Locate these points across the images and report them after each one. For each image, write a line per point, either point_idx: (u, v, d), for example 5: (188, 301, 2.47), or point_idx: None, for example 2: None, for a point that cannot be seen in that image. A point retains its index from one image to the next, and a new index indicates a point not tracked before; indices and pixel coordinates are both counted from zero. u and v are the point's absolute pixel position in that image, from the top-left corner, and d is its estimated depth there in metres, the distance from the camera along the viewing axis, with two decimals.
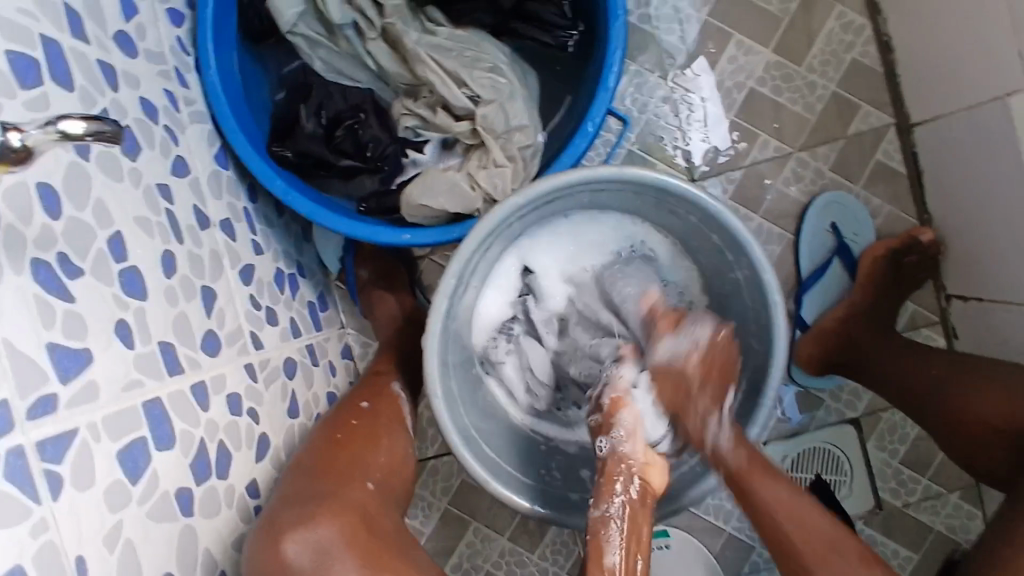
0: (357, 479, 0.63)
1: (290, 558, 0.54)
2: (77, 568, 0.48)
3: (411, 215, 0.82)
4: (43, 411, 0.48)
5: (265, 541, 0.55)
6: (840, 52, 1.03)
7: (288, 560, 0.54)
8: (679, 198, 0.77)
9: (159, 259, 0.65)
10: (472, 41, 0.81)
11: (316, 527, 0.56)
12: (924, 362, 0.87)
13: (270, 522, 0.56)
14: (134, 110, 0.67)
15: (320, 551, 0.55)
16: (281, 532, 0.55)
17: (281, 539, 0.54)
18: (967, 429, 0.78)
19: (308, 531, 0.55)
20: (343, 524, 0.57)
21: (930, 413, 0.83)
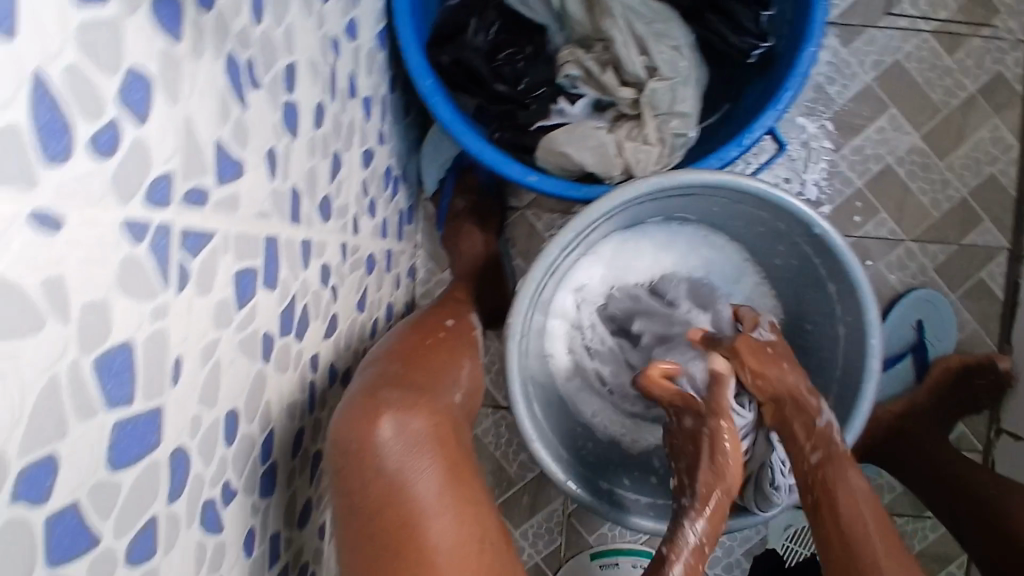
0: (445, 385, 0.60)
1: (383, 438, 0.49)
2: (172, 370, 0.44)
3: (544, 159, 0.80)
4: (194, 200, 0.45)
5: (358, 412, 0.50)
6: (983, 162, 1.02)
7: (378, 437, 0.49)
8: (810, 235, 0.76)
9: (314, 107, 0.64)
10: (663, 15, 0.79)
11: (413, 414, 0.51)
12: (972, 474, 0.87)
13: (366, 394, 0.52)
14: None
15: (413, 439, 0.50)
16: (379, 406, 0.50)
17: (378, 414, 0.50)
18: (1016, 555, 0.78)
19: (406, 415, 0.51)
20: (437, 421, 0.53)
21: (970, 528, 0.84)
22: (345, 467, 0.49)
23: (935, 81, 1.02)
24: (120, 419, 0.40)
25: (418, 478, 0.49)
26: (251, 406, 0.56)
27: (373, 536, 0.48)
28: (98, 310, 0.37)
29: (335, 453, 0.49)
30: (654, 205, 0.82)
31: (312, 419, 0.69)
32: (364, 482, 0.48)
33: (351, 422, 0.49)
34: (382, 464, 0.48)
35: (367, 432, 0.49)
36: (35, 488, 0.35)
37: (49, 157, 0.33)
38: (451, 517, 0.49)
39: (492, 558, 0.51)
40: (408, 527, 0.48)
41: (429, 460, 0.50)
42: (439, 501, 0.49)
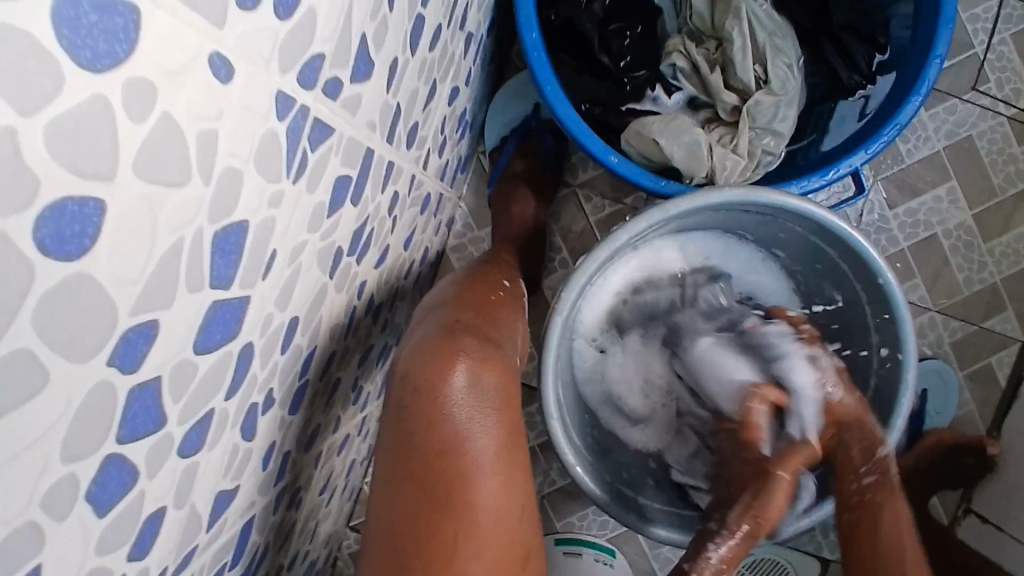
0: (511, 344, 0.61)
1: (455, 385, 0.51)
2: (267, 261, 0.41)
3: (629, 142, 0.78)
4: (330, 91, 0.42)
5: (438, 353, 0.52)
6: (1022, 254, 1.03)
7: (452, 383, 0.51)
8: (869, 283, 0.76)
9: (433, 29, 0.61)
10: (783, 31, 0.77)
11: (486, 369, 0.53)
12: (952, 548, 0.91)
13: (448, 337, 0.53)
14: None
15: (482, 393, 0.52)
16: (458, 352, 0.52)
17: (456, 359, 0.52)
18: None
19: (480, 369, 0.53)
20: (504, 380, 0.55)
21: None
22: (412, 403, 0.51)
23: (1000, 165, 1.02)
24: (217, 301, 0.37)
25: (479, 432, 0.51)
26: (309, 319, 0.53)
27: (423, 473, 0.49)
28: (232, 178, 0.34)
29: (407, 386, 0.51)
30: (724, 217, 0.80)
31: (344, 345, 0.67)
32: (428, 421, 0.50)
33: (431, 362, 0.51)
34: (450, 409, 0.50)
35: (443, 374, 0.51)
36: (130, 356, 0.31)
37: (242, 1, 0.30)
38: (500, 475, 0.51)
39: (523, 525, 0.53)
40: (461, 476, 0.49)
41: (492, 417, 0.52)
42: (493, 457, 0.51)
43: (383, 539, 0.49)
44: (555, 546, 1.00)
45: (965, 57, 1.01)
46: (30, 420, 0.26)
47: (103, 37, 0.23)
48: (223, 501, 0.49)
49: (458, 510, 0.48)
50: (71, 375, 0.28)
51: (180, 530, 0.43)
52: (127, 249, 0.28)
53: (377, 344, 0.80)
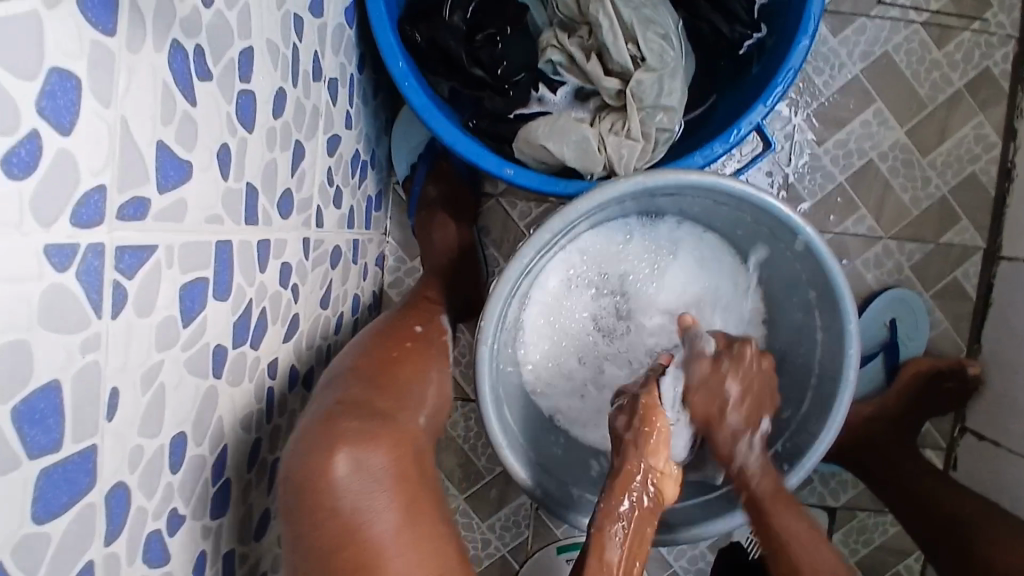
0: (410, 407, 0.60)
1: (339, 475, 0.50)
2: (108, 401, 0.40)
3: (522, 152, 0.76)
4: (132, 213, 0.40)
5: (317, 448, 0.51)
6: (964, 160, 0.99)
7: (336, 473, 0.50)
8: (791, 236, 0.73)
9: (274, 95, 0.58)
10: (652, 0, 0.74)
11: (371, 450, 0.52)
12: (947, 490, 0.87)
13: (326, 425, 0.53)
14: None
15: (372, 474, 0.51)
16: (337, 441, 0.51)
17: (336, 451, 0.51)
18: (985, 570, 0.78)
19: (364, 450, 0.52)
20: (398, 452, 0.54)
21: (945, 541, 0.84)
22: (302, 501, 0.50)
23: (923, 75, 0.98)
24: (46, 467, 0.35)
25: (374, 517, 0.50)
26: (200, 426, 0.52)
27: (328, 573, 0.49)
28: (16, 350, 0.32)
29: (292, 485, 0.50)
30: (633, 203, 0.77)
31: (269, 428, 0.65)
32: (320, 522, 0.49)
33: (309, 460, 0.50)
34: (337, 503, 0.50)
35: (323, 471, 0.50)
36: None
37: None
38: (410, 551, 0.51)
39: None
40: (361, 562, 0.49)
41: (386, 496, 0.51)
42: (394, 536, 0.50)
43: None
44: (558, 555, 0.99)
45: None
46: None
47: None
48: None
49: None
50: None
51: None
52: None
53: None
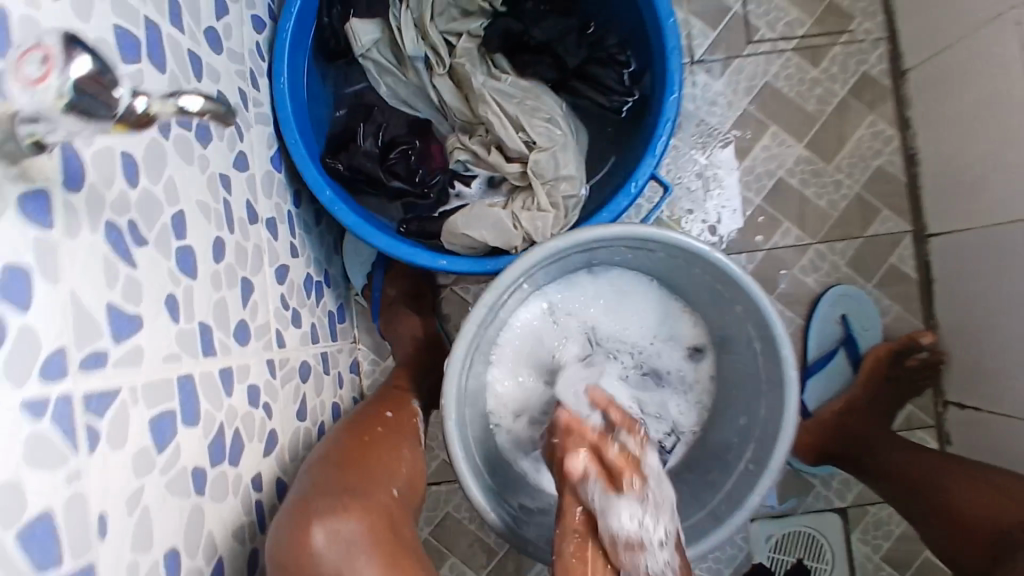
0: (382, 484, 0.64)
1: (318, 545, 0.53)
2: (95, 527, 0.47)
3: (451, 242, 0.85)
4: (94, 365, 0.48)
5: (293, 528, 0.53)
6: (868, 157, 1.07)
7: (314, 542, 0.52)
8: (706, 264, 0.80)
9: (211, 245, 0.68)
10: (533, 91, 0.86)
11: (343, 513, 0.55)
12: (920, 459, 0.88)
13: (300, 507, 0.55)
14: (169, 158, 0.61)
15: (348, 538, 0.54)
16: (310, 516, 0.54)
17: (314, 522, 0.54)
18: (971, 535, 0.79)
19: (337, 520, 0.55)
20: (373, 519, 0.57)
21: (918, 503, 0.86)
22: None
23: (807, 93, 1.08)
24: None
25: None
26: (192, 541, 0.59)
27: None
28: (5, 493, 0.40)
29: (276, 568, 0.53)
30: (559, 264, 0.87)
31: (264, 538, 0.72)
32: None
33: (290, 535, 0.53)
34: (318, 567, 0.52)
35: (304, 546, 0.52)
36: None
37: None
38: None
39: None
40: None
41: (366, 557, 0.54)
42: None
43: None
44: None
45: (727, 20, 1.08)
46: None
47: None
48: None
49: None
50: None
51: None
52: None
53: None
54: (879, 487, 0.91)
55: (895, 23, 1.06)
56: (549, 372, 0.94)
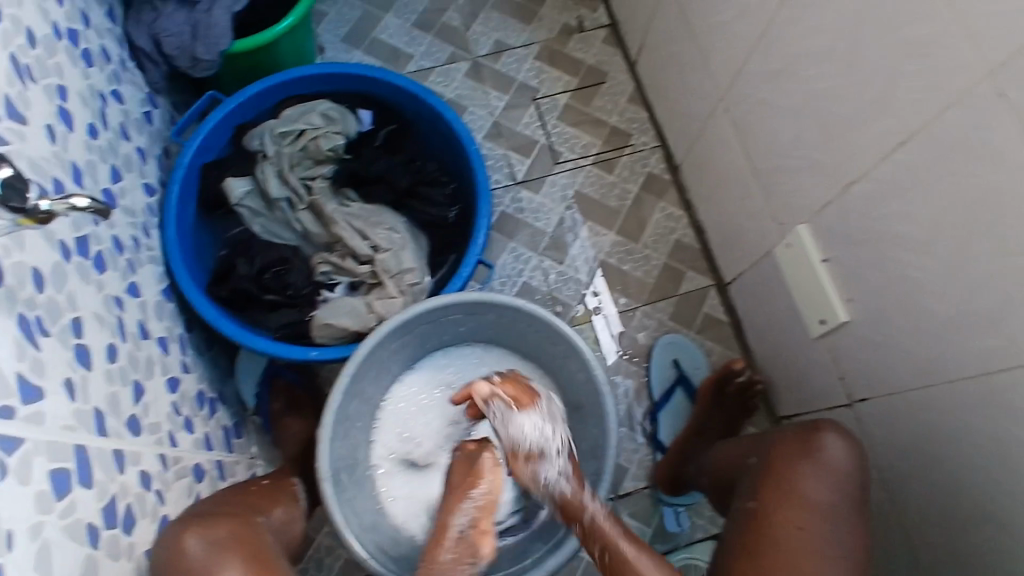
0: (258, 514, 0.74)
1: (189, 545, 0.63)
2: (5, 537, 0.60)
3: (319, 334, 1.02)
4: (5, 415, 0.64)
5: (171, 536, 0.63)
6: (667, 234, 1.34)
7: (188, 543, 0.63)
8: (525, 315, 0.99)
9: (107, 347, 0.83)
10: (376, 211, 1.09)
11: (217, 523, 0.66)
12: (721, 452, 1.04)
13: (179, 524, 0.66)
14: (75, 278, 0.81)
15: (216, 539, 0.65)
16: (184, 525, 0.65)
17: (188, 530, 0.64)
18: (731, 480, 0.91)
19: (208, 528, 0.65)
20: (240, 531, 0.68)
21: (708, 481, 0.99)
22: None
23: (609, 193, 1.36)
24: None
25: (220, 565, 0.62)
26: None
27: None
28: None
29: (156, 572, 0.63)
30: (414, 342, 1.04)
31: None
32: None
33: (167, 543, 0.63)
34: (188, 563, 0.62)
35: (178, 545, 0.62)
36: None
37: None
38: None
39: None
40: None
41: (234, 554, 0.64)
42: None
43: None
44: None
45: (537, 149, 1.39)
46: None
47: None
48: None
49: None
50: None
51: None
52: None
53: None
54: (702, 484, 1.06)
55: (662, 135, 1.40)
56: (427, 443, 1.06)
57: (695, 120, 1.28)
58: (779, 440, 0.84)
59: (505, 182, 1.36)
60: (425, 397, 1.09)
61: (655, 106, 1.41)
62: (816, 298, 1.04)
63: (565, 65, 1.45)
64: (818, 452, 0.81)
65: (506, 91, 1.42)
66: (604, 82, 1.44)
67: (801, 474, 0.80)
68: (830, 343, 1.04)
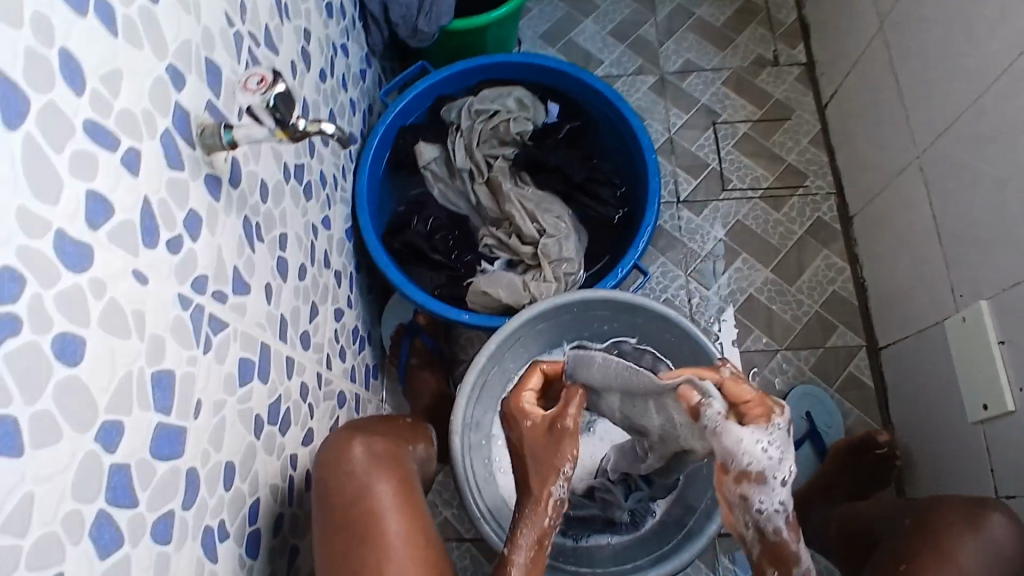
0: (407, 443, 0.80)
1: (355, 454, 0.69)
2: (195, 406, 0.65)
3: (474, 301, 1.09)
4: (219, 299, 0.70)
5: (337, 443, 0.71)
6: (825, 283, 1.29)
7: (353, 451, 0.69)
8: (674, 327, 1.00)
9: (298, 266, 0.92)
10: (545, 198, 1.13)
11: (376, 442, 0.73)
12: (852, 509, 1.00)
13: (346, 432, 0.72)
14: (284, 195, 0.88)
15: (378, 456, 0.70)
16: (352, 436, 0.71)
17: (352, 441, 0.71)
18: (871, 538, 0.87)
19: (372, 443, 0.71)
20: (395, 455, 0.73)
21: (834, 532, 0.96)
22: (326, 475, 0.68)
23: (772, 230, 1.34)
24: (161, 421, 0.59)
25: (379, 481, 0.68)
26: (245, 468, 0.74)
27: (342, 528, 0.64)
28: (158, 342, 0.59)
29: (320, 468, 0.69)
30: (558, 330, 1.08)
31: (292, 508, 0.85)
32: (334, 486, 0.67)
33: (334, 446, 0.70)
34: (352, 470, 0.68)
35: (342, 453, 0.69)
36: (109, 439, 0.53)
37: (147, 243, 0.59)
38: (399, 508, 0.66)
39: (432, 546, 0.66)
40: (371, 511, 0.65)
41: (391, 473, 0.69)
42: (391, 499, 0.67)
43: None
44: None
45: (707, 173, 1.38)
46: (47, 460, 0.47)
47: (72, 259, 0.50)
48: None
49: (371, 540, 0.63)
50: (65, 442, 0.48)
51: None
52: (98, 365, 0.52)
53: None
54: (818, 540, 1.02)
55: (840, 182, 1.35)
56: None
57: (882, 171, 1.22)
58: (944, 506, 0.79)
59: (668, 199, 1.37)
60: None
61: (839, 151, 1.36)
62: (981, 381, 0.97)
63: (752, 95, 1.44)
64: (978, 526, 0.75)
65: (686, 111, 1.43)
66: (788, 118, 1.42)
67: (950, 540, 0.75)
68: (987, 433, 0.97)
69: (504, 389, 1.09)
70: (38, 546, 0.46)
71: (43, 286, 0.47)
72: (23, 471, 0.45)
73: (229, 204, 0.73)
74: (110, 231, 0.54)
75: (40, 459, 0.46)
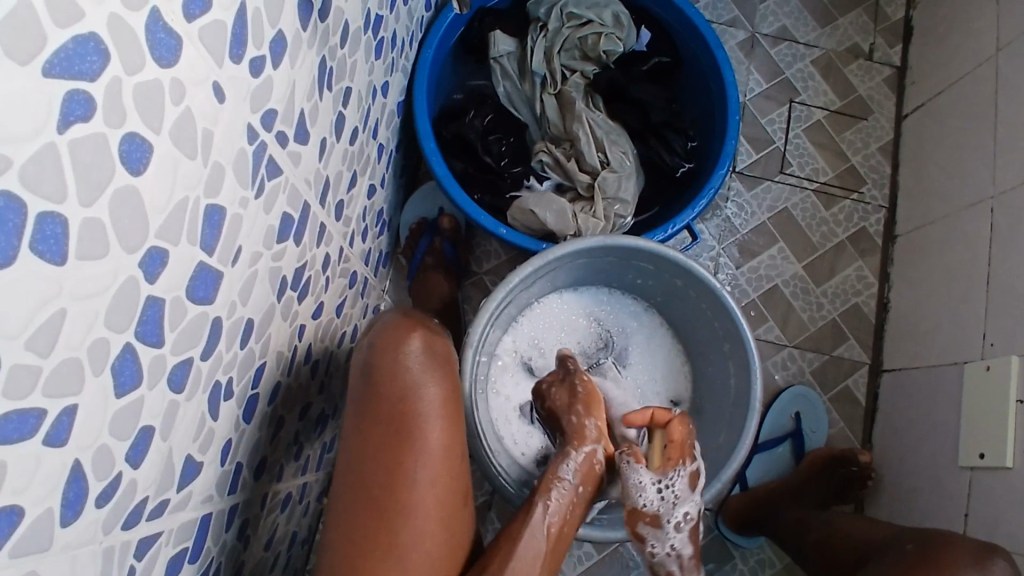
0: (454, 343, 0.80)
1: (412, 349, 0.69)
2: (235, 252, 0.58)
3: (514, 215, 1.03)
4: (280, 141, 0.62)
5: (397, 330, 0.70)
6: (850, 293, 1.28)
7: (412, 345, 0.69)
8: (714, 300, 0.96)
9: (352, 129, 0.83)
10: (615, 129, 1.06)
11: (434, 340, 0.72)
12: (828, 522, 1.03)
13: (407, 322, 0.72)
14: (358, 46, 0.78)
15: (434, 357, 0.70)
16: (414, 330, 0.70)
17: (412, 333, 0.70)
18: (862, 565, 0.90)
19: (431, 343, 0.71)
20: (448, 357, 0.73)
21: (809, 546, 1.01)
22: (379, 360, 0.68)
23: (815, 227, 1.30)
24: (204, 260, 0.53)
25: (430, 384, 0.68)
26: (261, 330, 0.68)
27: (383, 418, 0.65)
28: (219, 172, 0.52)
29: (374, 352, 0.68)
30: (592, 268, 1.03)
31: (289, 380, 0.80)
32: (386, 374, 0.67)
33: (395, 335, 0.69)
34: (407, 364, 0.68)
35: (400, 343, 0.69)
36: (151, 267, 0.46)
37: (232, 57, 0.50)
38: (442, 418, 0.67)
39: (462, 463, 0.68)
40: (416, 411, 0.66)
41: (442, 377, 0.69)
42: (438, 404, 0.67)
43: (346, 546, 0.62)
44: None
45: (769, 150, 1.32)
46: (90, 274, 0.40)
47: (158, 48, 0.41)
48: (191, 469, 0.59)
49: (407, 440, 0.64)
50: (110, 260, 0.41)
51: (159, 467, 0.54)
52: (159, 180, 0.44)
53: (316, 402, 0.92)
54: (787, 545, 1.06)
55: (896, 199, 1.31)
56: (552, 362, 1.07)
57: (946, 199, 1.19)
58: (955, 546, 0.81)
59: None
60: (570, 321, 1.09)
61: (904, 168, 1.31)
62: (986, 431, 0.98)
63: (836, 82, 1.36)
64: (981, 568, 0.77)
65: (767, 80, 1.35)
66: (865, 119, 1.35)
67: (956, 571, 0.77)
68: (973, 480, 0.99)
69: (519, 312, 1.05)
70: (61, 369, 0.39)
71: (125, 70, 0.39)
72: (64, 280, 0.38)
73: (312, 37, 0.64)
74: (201, 30, 0.45)
75: (84, 272, 0.39)
